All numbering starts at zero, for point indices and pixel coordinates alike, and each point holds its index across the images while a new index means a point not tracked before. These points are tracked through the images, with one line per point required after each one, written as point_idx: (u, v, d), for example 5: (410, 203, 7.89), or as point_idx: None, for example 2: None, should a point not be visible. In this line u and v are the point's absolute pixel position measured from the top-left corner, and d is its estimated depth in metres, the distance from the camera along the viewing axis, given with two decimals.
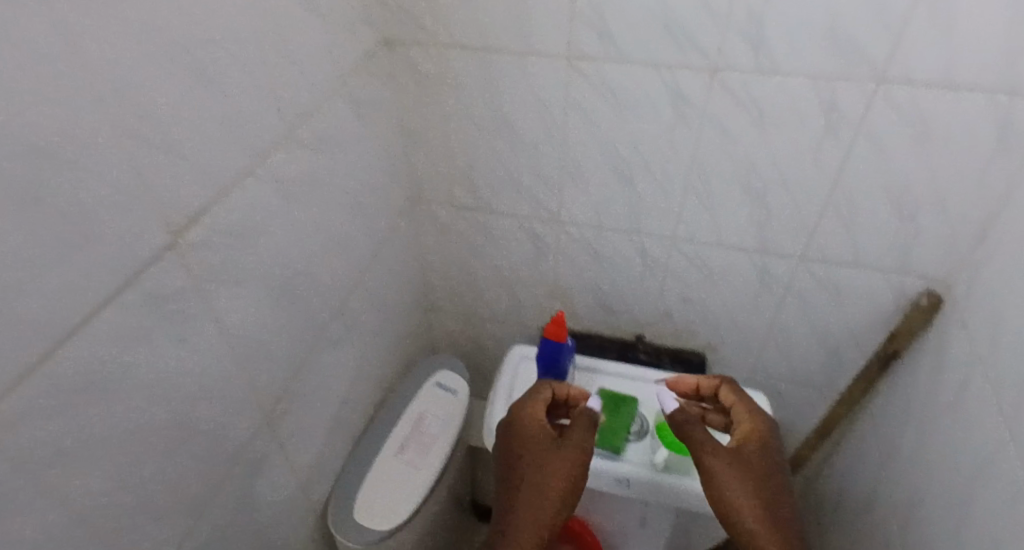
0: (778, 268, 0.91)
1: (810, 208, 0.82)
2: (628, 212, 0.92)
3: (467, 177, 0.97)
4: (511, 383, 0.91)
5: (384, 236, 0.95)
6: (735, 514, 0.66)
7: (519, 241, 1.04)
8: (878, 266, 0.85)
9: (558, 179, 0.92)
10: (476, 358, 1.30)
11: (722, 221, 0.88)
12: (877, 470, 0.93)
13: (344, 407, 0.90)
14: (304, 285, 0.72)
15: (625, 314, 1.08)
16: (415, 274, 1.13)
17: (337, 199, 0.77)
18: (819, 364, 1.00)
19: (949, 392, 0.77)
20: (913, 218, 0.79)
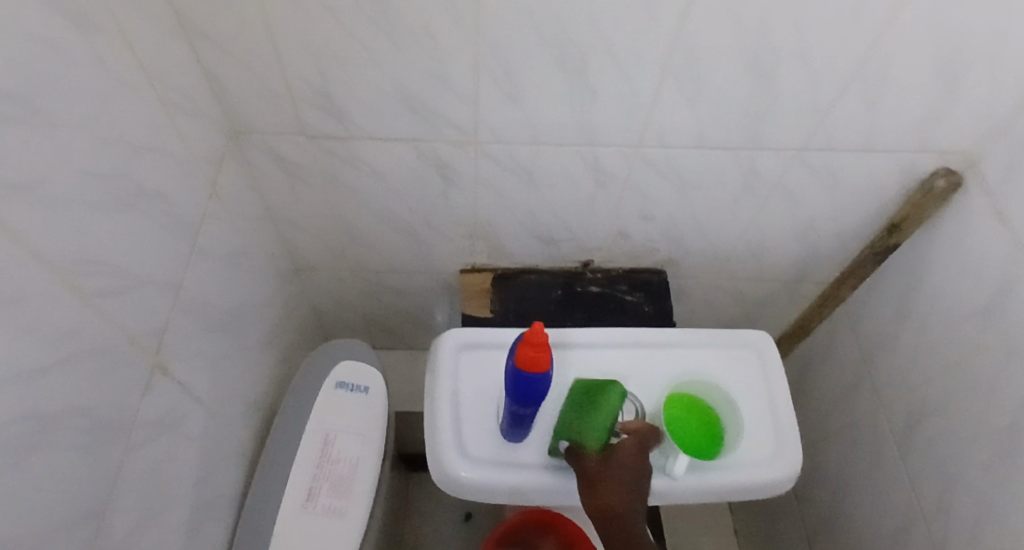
0: (768, 165, 0.70)
1: (828, 88, 0.59)
2: (578, 118, 0.63)
3: (314, 93, 0.59)
4: (454, 388, 0.65)
5: (206, 212, 0.58)
6: None
7: (416, 174, 0.71)
8: (892, 149, 0.67)
9: (469, 82, 0.58)
10: (378, 311, 1.02)
11: (707, 116, 0.63)
12: (859, 367, 0.86)
13: (207, 479, 0.61)
14: (65, 386, 0.37)
15: (568, 238, 0.84)
16: (267, 241, 0.77)
17: (90, 198, 0.39)
18: (793, 261, 0.86)
19: (973, 294, 0.66)
20: (955, 85, 0.58)
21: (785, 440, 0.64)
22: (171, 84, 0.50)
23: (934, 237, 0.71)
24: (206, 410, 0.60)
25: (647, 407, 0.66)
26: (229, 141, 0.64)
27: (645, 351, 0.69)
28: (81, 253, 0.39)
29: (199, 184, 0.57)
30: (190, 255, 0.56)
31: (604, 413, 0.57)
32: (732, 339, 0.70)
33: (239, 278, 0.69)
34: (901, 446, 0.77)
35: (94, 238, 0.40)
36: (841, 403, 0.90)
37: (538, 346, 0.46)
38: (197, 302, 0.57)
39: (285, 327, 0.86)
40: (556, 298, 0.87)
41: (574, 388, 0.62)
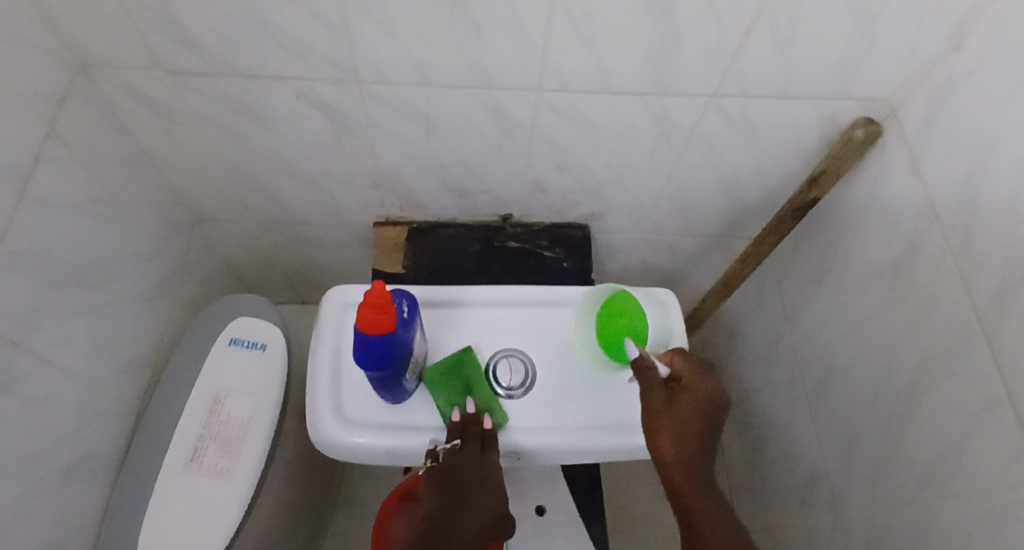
0: (682, 112, 0.65)
1: (735, 24, 0.54)
2: (466, 53, 0.57)
3: (155, 18, 0.52)
4: (335, 346, 0.62)
5: (39, 155, 0.53)
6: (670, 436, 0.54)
7: (302, 116, 0.65)
8: (809, 96, 0.62)
9: (331, 8, 0.51)
10: (297, 264, 0.97)
11: (607, 54, 0.57)
12: (781, 326, 0.84)
13: (66, 437, 0.58)
14: None
15: (482, 190, 0.80)
16: (144, 188, 0.71)
17: None
18: (719, 216, 0.83)
19: (883, 253, 0.63)
20: (873, 23, 0.53)
21: None
22: None
23: (854, 192, 0.67)
24: (60, 370, 0.56)
25: (537, 369, 0.63)
26: (73, 76, 0.57)
27: (541, 311, 0.66)
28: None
29: (27, 123, 0.51)
30: (18, 202, 0.50)
31: (478, 376, 0.60)
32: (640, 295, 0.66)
33: (104, 229, 0.63)
34: (811, 405, 0.77)
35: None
36: (765, 361, 0.89)
37: (380, 307, 0.45)
38: (34, 254, 0.52)
39: (182, 281, 0.81)
40: (474, 254, 0.83)
41: (431, 378, 0.59)
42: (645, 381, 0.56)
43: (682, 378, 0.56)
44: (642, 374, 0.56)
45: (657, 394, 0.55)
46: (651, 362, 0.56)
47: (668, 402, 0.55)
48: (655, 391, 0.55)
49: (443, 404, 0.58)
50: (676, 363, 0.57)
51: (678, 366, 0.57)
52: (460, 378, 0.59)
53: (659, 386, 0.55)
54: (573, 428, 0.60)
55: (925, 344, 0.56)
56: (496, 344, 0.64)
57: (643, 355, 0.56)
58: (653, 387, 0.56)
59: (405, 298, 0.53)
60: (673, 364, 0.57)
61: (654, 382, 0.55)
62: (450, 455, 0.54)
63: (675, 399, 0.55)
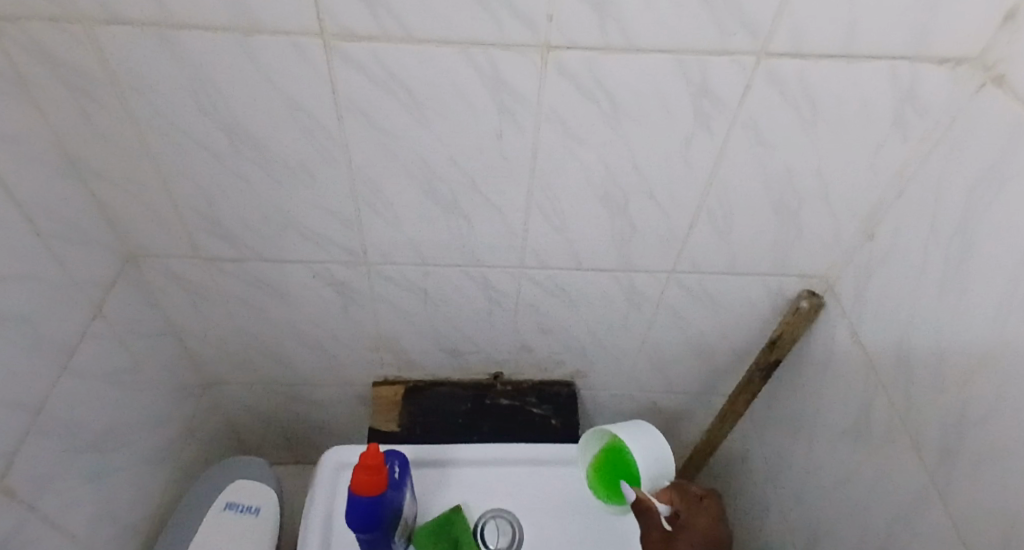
0: (647, 285, 0.75)
1: (680, 218, 0.65)
2: (459, 241, 0.68)
3: (204, 219, 0.64)
4: (329, 508, 0.64)
5: (85, 330, 0.61)
6: None
7: (316, 291, 0.75)
8: (754, 272, 0.72)
9: (351, 211, 0.64)
10: (294, 424, 1.01)
11: (578, 242, 0.68)
12: (767, 482, 0.85)
13: None
14: None
15: (474, 352, 0.87)
16: (168, 354, 0.78)
17: None
18: (695, 373, 0.89)
19: (842, 410, 0.68)
20: (793, 218, 0.65)
21: None
22: (50, 214, 0.55)
23: (810, 351, 0.74)
24: (63, 534, 0.58)
25: (525, 529, 0.64)
26: (124, 263, 0.68)
27: (530, 470, 0.69)
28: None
29: (80, 305, 0.60)
30: (61, 371, 0.57)
31: (462, 533, 0.61)
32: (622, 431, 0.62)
33: (127, 395, 0.69)
34: None
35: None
36: (759, 519, 0.88)
37: (373, 468, 0.49)
38: (66, 418, 0.58)
39: (185, 443, 0.84)
40: (465, 411, 0.87)
41: (421, 535, 0.61)
42: (646, 521, 0.61)
43: (683, 515, 0.61)
44: (643, 514, 0.60)
45: (656, 533, 0.60)
46: (650, 503, 0.60)
47: (665, 542, 0.60)
48: (656, 529, 0.60)
49: None
50: (676, 500, 0.62)
51: (677, 504, 0.62)
52: (445, 536, 0.61)
53: (660, 524, 0.60)
54: None
55: (893, 500, 0.59)
56: (485, 505, 0.66)
57: (642, 497, 0.60)
58: (653, 526, 0.60)
59: (398, 459, 0.57)
60: (673, 501, 0.62)
61: (655, 522, 0.60)
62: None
63: (676, 538, 0.60)
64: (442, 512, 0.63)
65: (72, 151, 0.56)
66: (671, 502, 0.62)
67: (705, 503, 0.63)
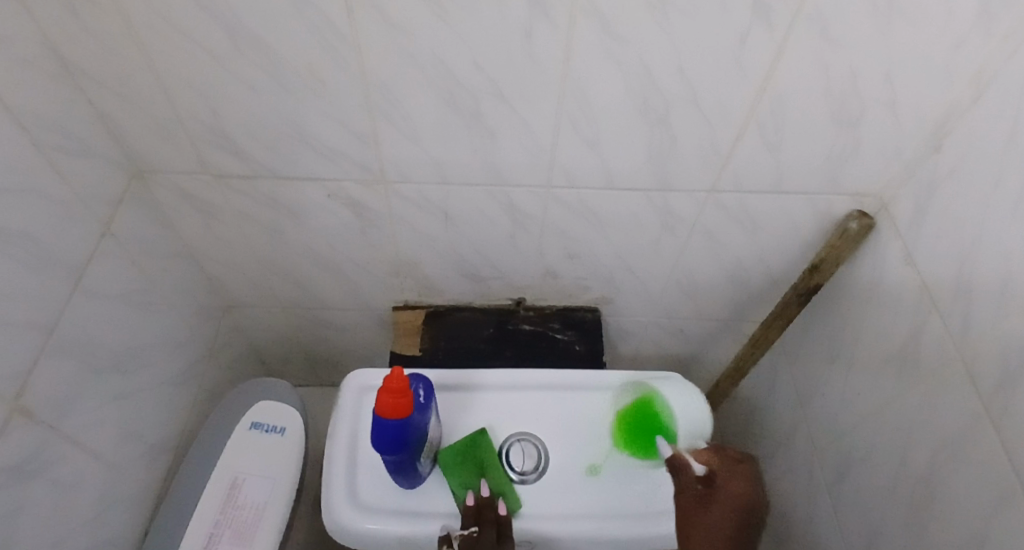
0: (683, 206, 0.70)
1: (726, 130, 0.59)
2: (481, 157, 0.63)
3: (209, 131, 0.60)
4: (353, 429, 0.63)
5: (96, 249, 0.58)
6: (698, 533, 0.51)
7: (332, 212, 0.71)
8: (801, 190, 0.66)
9: (364, 123, 0.59)
10: (316, 347, 1.01)
11: (611, 157, 0.63)
12: (796, 409, 0.84)
13: (90, 521, 0.59)
14: None
15: (496, 277, 0.84)
16: (183, 277, 0.76)
17: None
18: (726, 300, 0.86)
19: (888, 337, 0.64)
20: (854, 129, 0.59)
21: None
22: (49, 125, 0.51)
23: (855, 278, 0.70)
24: (90, 453, 0.59)
25: (551, 453, 0.63)
26: (131, 180, 0.64)
27: (556, 395, 0.67)
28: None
29: (87, 223, 0.57)
30: (72, 293, 0.55)
31: (489, 457, 0.60)
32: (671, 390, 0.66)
33: (144, 318, 0.68)
34: (834, 493, 0.75)
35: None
36: (784, 445, 0.87)
37: (398, 392, 0.46)
38: (82, 341, 0.57)
39: (209, 364, 0.84)
40: (488, 336, 0.86)
41: (445, 456, 0.60)
42: (680, 480, 0.56)
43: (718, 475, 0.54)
44: (677, 473, 0.56)
45: (689, 492, 0.54)
46: (684, 458, 0.56)
47: (699, 502, 0.53)
48: (689, 489, 0.55)
49: (457, 488, 0.58)
50: (712, 460, 0.56)
51: (713, 464, 0.56)
52: (471, 459, 0.60)
53: (693, 483, 0.55)
54: (587, 515, 0.60)
55: (937, 429, 0.56)
56: (511, 428, 0.65)
57: (678, 453, 0.57)
58: (686, 485, 0.55)
59: (422, 383, 0.55)
60: (709, 462, 0.56)
61: (688, 480, 0.55)
62: (465, 545, 0.53)
63: (708, 498, 0.53)
64: (468, 436, 0.62)
65: (67, 56, 0.51)
66: (707, 463, 0.56)
67: (742, 467, 0.55)
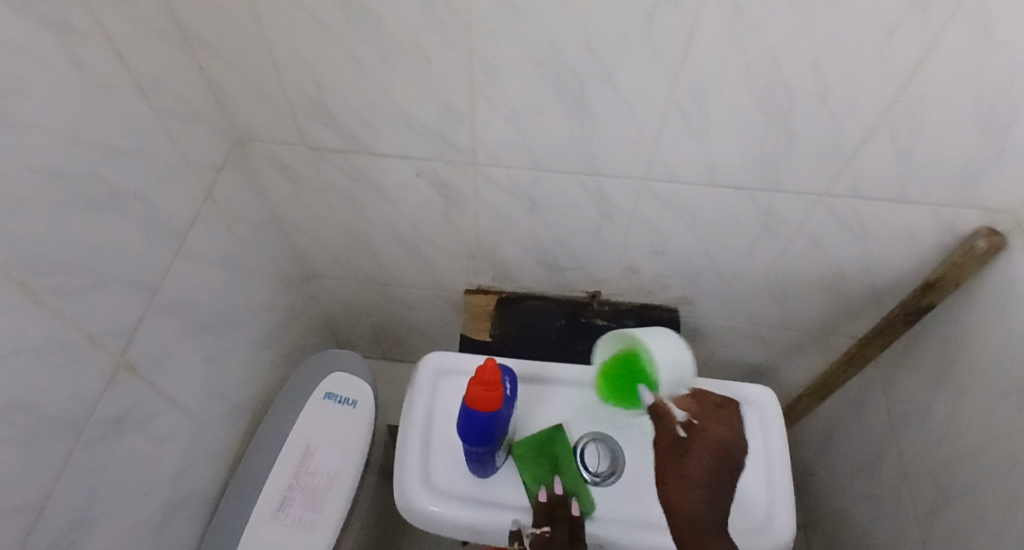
0: (789, 209, 0.65)
1: (853, 130, 0.54)
2: (578, 145, 0.60)
3: (310, 104, 0.60)
4: (428, 411, 0.63)
5: (199, 214, 0.60)
6: (684, 487, 0.58)
7: (418, 191, 0.71)
8: (927, 200, 0.60)
9: (463, 103, 0.57)
10: (386, 322, 1.02)
11: (717, 152, 0.59)
12: (887, 434, 0.78)
13: (178, 473, 0.62)
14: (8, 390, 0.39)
15: (574, 268, 0.81)
16: (271, 245, 0.78)
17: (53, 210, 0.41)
18: (819, 310, 0.80)
19: (1015, 371, 0.58)
20: (1004, 138, 0.52)
21: (781, 507, 0.58)
22: (165, 91, 0.52)
23: (978, 300, 0.64)
24: (180, 409, 0.61)
25: (626, 456, 0.61)
26: (233, 148, 0.66)
27: None
28: (24, 253, 0.39)
29: (192, 188, 0.58)
30: (175, 255, 0.57)
31: (564, 455, 0.59)
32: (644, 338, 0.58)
33: (234, 282, 0.70)
34: (926, 529, 0.69)
35: (38, 235, 0.40)
36: (868, 471, 0.82)
37: (490, 385, 0.46)
38: (180, 302, 0.59)
39: (288, 331, 0.87)
40: (558, 328, 0.83)
41: (518, 448, 0.59)
42: (662, 427, 0.60)
43: (698, 423, 0.60)
44: (659, 419, 0.60)
45: (666, 439, 0.60)
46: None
47: (680, 452, 0.59)
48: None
49: (529, 482, 0.57)
50: (693, 408, 0.61)
51: (694, 410, 0.61)
52: (545, 456, 0.59)
53: (674, 430, 0.59)
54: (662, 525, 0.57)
55: None
56: (585, 426, 0.63)
57: (660, 402, 0.59)
58: (666, 429, 0.59)
59: (509, 376, 0.54)
60: (690, 409, 0.61)
61: (669, 428, 0.59)
62: (537, 543, 0.52)
63: (688, 449, 0.59)
64: (540, 430, 0.61)
65: (186, 22, 0.52)
66: (687, 409, 0.60)
67: (723, 412, 0.62)
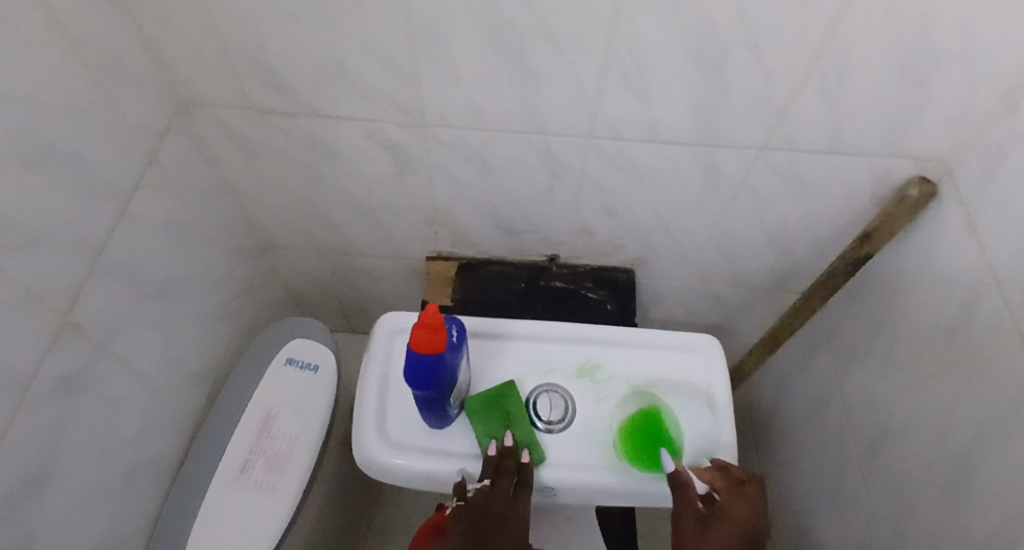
0: (731, 163, 0.67)
1: (784, 80, 0.56)
2: (523, 102, 0.61)
3: (252, 64, 0.59)
4: (384, 370, 0.64)
5: (143, 177, 0.60)
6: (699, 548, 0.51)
7: (370, 156, 0.71)
8: (858, 150, 0.63)
9: (407, 61, 0.57)
10: (349, 293, 1.02)
11: (657, 107, 0.60)
12: (831, 382, 0.81)
13: (135, 438, 0.63)
14: None
15: (530, 231, 0.83)
16: (224, 214, 0.78)
17: None
18: (766, 266, 0.83)
19: (940, 312, 0.61)
20: (925, 86, 0.54)
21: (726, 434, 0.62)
22: (98, 49, 0.51)
23: (910, 247, 0.67)
24: (134, 375, 0.61)
25: (577, 406, 0.63)
26: (177, 112, 0.65)
27: (583, 349, 0.66)
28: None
29: (133, 151, 0.58)
30: (119, 219, 0.57)
31: (516, 410, 0.60)
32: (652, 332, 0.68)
33: (186, 251, 0.70)
34: (865, 467, 0.73)
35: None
36: (815, 418, 0.86)
37: (432, 328, 0.47)
38: (128, 266, 0.59)
39: (247, 301, 0.87)
40: (518, 290, 0.85)
41: (473, 404, 0.60)
42: (682, 496, 0.54)
43: (719, 498, 0.54)
44: (678, 489, 0.55)
45: (689, 512, 0.53)
46: (688, 479, 0.54)
47: (700, 527, 0.52)
48: (689, 506, 0.53)
49: (481, 436, 0.59)
50: (715, 480, 0.56)
51: (716, 485, 0.55)
52: (498, 412, 0.60)
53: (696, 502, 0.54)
54: (612, 468, 0.59)
55: (982, 408, 0.54)
56: (537, 378, 0.65)
57: (681, 470, 0.55)
58: (688, 501, 0.54)
59: (456, 323, 0.55)
60: (712, 481, 0.55)
61: (689, 499, 0.54)
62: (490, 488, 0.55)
63: (708, 523, 0.53)
64: (495, 384, 0.62)
65: None
66: (708, 482, 0.55)
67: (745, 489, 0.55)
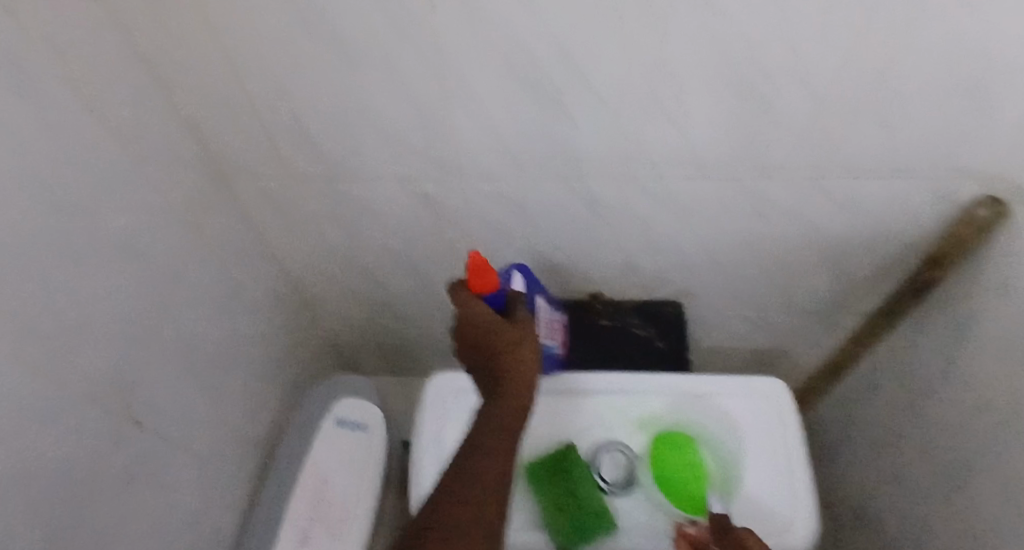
0: (782, 194, 0.64)
1: (836, 109, 0.53)
2: (564, 150, 0.60)
3: (291, 134, 0.60)
4: (435, 434, 0.64)
5: (191, 253, 0.60)
6: None
7: (408, 211, 0.70)
8: (920, 172, 0.59)
9: (446, 120, 0.56)
10: (390, 340, 1.02)
11: (703, 144, 0.58)
12: (905, 412, 0.77)
13: (199, 515, 0.62)
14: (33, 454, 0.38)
15: (572, 272, 0.81)
16: (266, 276, 0.78)
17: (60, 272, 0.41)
18: (822, 291, 0.79)
19: None
20: (994, 105, 0.51)
21: (805, 483, 0.58)
22: (144, 137, 0.52)
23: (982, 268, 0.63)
24: (195, 452, 0.61)
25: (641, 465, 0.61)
26: (218, 184, 0.65)
27: (643, 401, 0.64)
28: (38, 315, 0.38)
29: (181, 230, 0.58)
30: (172, 299, 0.57)
31: (582, 475, 0.58)
32: (714, 381, 0.65)
33: (233, 318, 0.70)
34: (950, 507, 0.68)
35: (52, 295, 0.40)
36: (887, 450, 0.81)
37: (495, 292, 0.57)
38: (182, 345, 0.59)
39: (291, 359, 0.87)
40: (563, 329, 0.82)
41: (536, 469, 0.59)
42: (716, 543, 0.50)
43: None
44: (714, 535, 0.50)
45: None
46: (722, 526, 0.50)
47: None
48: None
49: (546, 505, 0.57)
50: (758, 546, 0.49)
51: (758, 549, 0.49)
52: (563, 478, 0.58)
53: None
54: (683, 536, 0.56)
55: None
56: (597, 435, 0.63)
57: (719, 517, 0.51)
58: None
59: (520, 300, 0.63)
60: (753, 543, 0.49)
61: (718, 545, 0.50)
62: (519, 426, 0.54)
63: None
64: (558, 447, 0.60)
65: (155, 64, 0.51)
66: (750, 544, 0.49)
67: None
